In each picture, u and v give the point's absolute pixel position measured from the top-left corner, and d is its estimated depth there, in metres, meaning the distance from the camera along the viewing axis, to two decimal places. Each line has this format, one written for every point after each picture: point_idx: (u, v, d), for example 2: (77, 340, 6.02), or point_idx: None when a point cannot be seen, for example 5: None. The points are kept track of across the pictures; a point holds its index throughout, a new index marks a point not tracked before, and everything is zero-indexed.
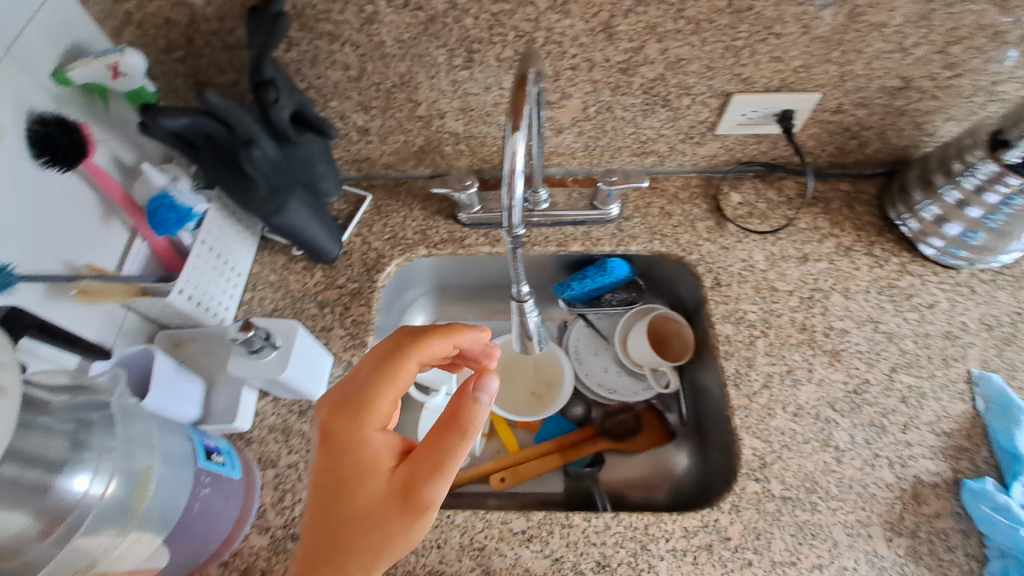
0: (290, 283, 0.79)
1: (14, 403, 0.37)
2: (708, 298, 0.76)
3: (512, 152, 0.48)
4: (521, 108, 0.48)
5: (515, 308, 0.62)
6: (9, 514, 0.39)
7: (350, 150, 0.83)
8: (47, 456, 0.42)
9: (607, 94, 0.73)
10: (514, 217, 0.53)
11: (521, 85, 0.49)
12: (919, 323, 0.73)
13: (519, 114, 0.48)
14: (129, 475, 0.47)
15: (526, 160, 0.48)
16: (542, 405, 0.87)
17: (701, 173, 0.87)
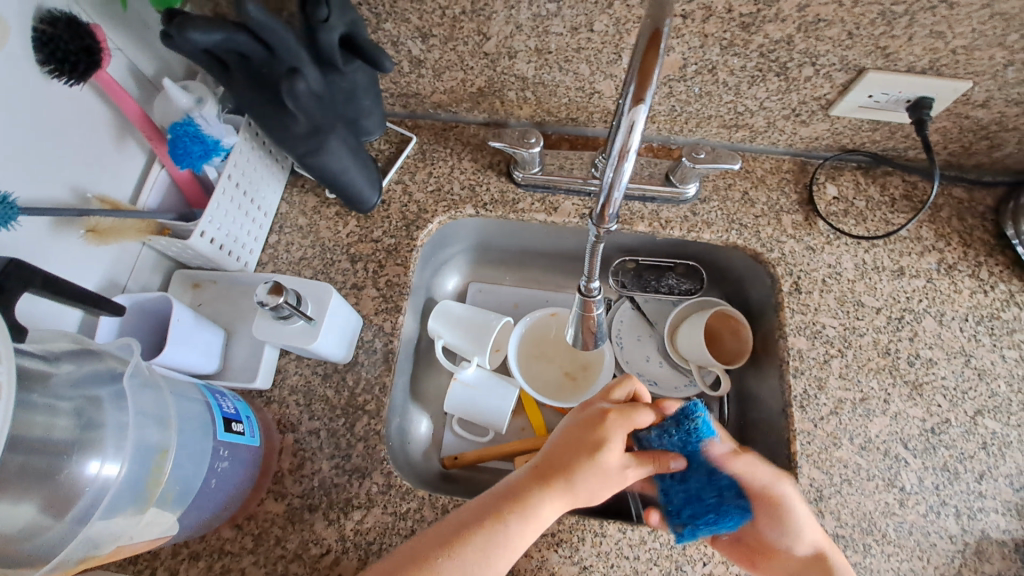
0: (320, 230, 0.72)
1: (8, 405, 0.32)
2: (784, 304, 0.68)
3: (630, 124, 0.41)
4: (649, 74, 0.40)
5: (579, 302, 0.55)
6: (16, 504, 0.36)
7: (398, 82, 0.72)
8: (52, 439, 0.38)
9: (715, 53, 0.61)
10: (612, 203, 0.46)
11: (654, 41, 0.40)
12: (1016, 363, 0.65)
13: (647, 83, 0.40)
14: (141, 457, 0.42)
15: (642, 137, 0.41)
16: (578, 389, 0.80)
17: (794, 155, 0.76)
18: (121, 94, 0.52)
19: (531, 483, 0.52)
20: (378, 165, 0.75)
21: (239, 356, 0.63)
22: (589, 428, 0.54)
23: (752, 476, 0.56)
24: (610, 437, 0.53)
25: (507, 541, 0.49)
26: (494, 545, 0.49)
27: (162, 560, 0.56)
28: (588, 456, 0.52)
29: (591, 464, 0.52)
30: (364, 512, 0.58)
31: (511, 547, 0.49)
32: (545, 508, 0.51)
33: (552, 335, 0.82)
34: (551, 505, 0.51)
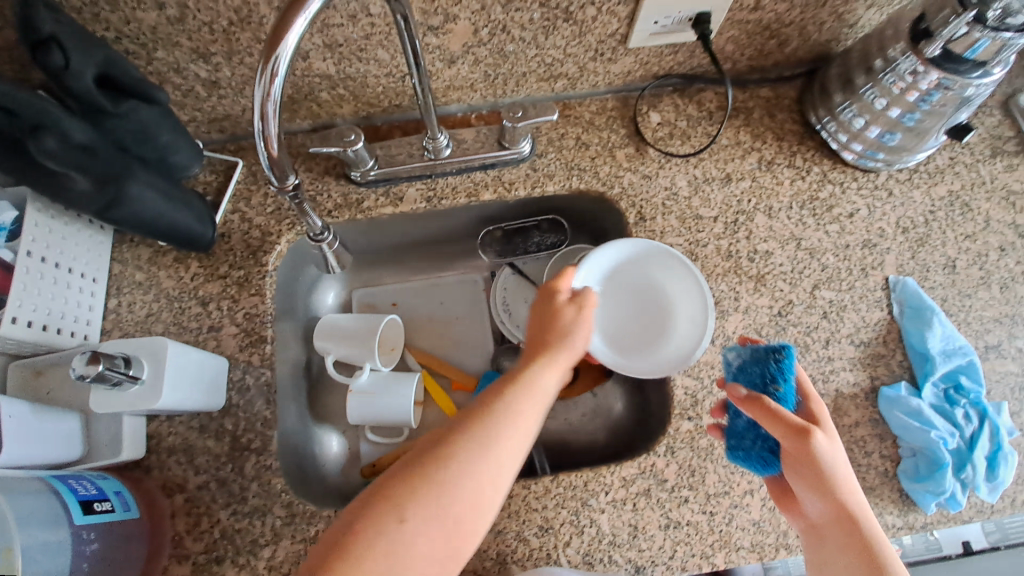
0: (162, 280, 0.68)
1: None
2: (633, 235, 0.71)
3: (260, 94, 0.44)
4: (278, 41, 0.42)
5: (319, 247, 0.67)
6: None
7: (201, 108, 0.69)
8: None
9: (498, 12, 0.62)
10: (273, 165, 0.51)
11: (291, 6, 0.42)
12: (839, 235, 0.72)
13: (279, 48, 0.42)
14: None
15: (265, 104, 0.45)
16: (668, 344, 0.66)
17: (616, 92, 0.79)
18: None
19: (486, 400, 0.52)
20: (208, 199, 0.71)
21: (101, 433, 0.58)
22: (545, 316, 0.59)
23: (784, 421, 0.50)
24: (568, 317, 0.58)
25: (463, 470, 0.48)
26: (428, 489, 0.47)
27: None
28: (561, 325, 0.58)
29: (557, 327, 0.57)
30: (273, 548, 0.57)
31: (421, 511, 0.47)
32: (518, 405, 0.52)
33: (651, 275, 0.69)
34: (509, 420, 0.51)
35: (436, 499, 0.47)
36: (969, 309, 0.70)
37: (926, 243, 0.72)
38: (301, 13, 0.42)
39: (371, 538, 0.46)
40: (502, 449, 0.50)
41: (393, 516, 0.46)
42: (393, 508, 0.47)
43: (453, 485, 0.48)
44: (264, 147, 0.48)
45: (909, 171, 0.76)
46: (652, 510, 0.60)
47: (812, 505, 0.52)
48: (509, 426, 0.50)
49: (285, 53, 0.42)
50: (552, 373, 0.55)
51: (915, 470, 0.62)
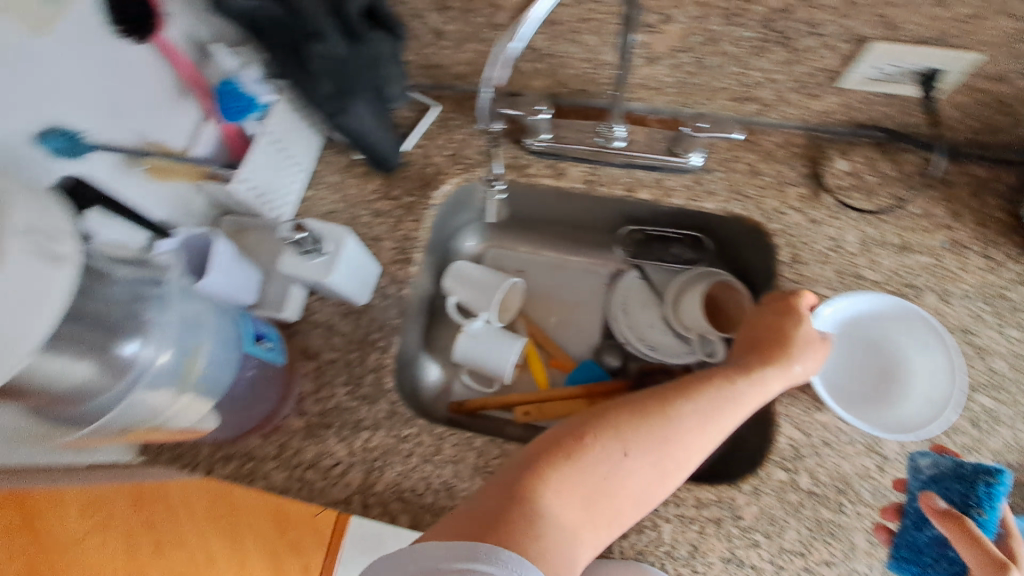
0: (349, 187, 0.80)
1: (70, 273, 0.35)
2: (780, 274, 0.69)
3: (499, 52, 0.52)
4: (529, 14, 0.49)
5: None
6: (77, 364, 0.43)
7: (422, 53, 0.78)
8: (110, 320, 0.45)
9: (716, 23, 0.63)
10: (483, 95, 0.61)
11: None
12: (1021, 343, 0.64)
13: (523, 16, 0.49)
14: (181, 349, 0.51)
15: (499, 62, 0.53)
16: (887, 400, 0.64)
17: (806, 130, 0.76)
18: (176, 55, 0.60)
19: (694, 379, 0.58)
20: (402, 131, 0.82)
21: (273, 292, 0.69)
22: (780, 321, 0.62)
23: (983, 548, 0.46)
24: (800, 325, 0.61)
25: (688, 433, 0.53)
26: (658, 434, 0.53)
27: (203, 458, 0.67)
28: (791, 338, 0.60)
29: (796, 339, 0.60)
30: (371, 433, 0.66)
31: (644, 481, 0.52)
32: (739, 394, 0.57)
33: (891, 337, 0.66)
34: (733, 403, 0.56)
35: (659, 444, 0.52)
36: None
37: None
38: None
39: (598, 464, 0.51)
40: (716, 425, 0.55)
41: (619, 452, 0.51)
42: (620, 441, 0.52)
43: (682, 432, 0.53)
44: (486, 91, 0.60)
45: None
46: (718, 540, 0.59)
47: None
48: (738, 410, 0.56)
49: (528, 24, 0.49)
50: (782, 380, 0.59)
51: None
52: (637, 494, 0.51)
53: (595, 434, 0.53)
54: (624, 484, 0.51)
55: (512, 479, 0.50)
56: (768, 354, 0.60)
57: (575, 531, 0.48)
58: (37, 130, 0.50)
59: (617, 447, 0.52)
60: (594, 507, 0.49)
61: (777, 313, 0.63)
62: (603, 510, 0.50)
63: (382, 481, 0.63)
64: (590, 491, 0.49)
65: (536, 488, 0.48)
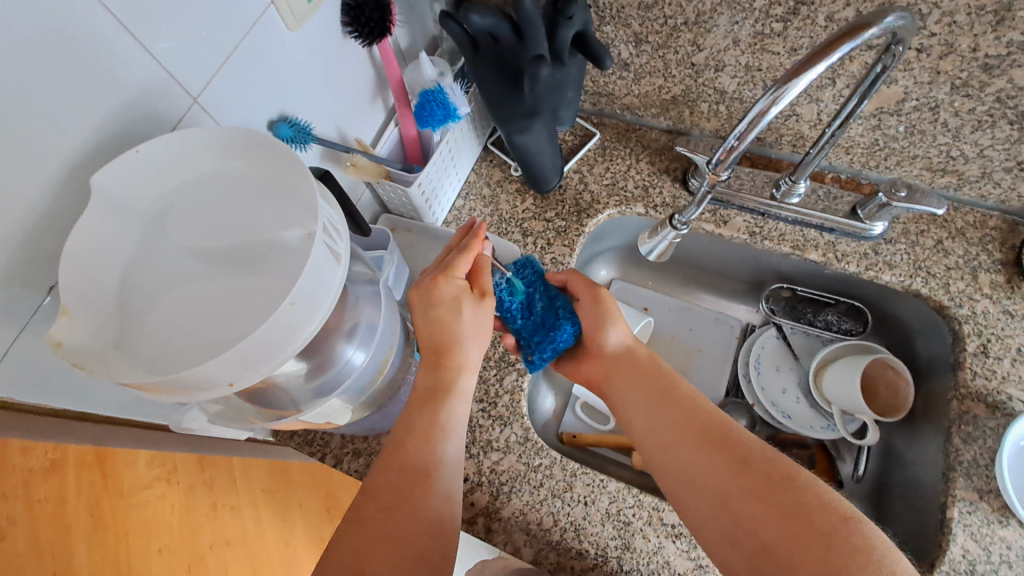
0: (501, 202, 0.80)
1: (343, 271, 0.37)
2: (964, 365, 0.63)
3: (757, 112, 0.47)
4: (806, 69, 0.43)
5: (668, 232, 0.65)
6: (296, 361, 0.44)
7: (598, 81, 0.78)
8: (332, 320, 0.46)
9: (943, 91, 0.59)
10: (727, 157, 0.55)
11: (847, 34, 0.42)
12: None
13: (787, 85, 0.45)
14: (381, 349, 0.52)
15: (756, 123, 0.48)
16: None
17: (1004, 213, 0.70)
18: (391, 59, 0.62)
19: (430, 373, 0.53)
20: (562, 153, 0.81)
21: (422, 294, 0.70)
22: (432, 307, 0.53)
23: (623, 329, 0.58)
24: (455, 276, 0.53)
25: (441, 423, 0.50)
26: (429, 426, 0.50)
27: (332, 448, 0.65)
28: (443, 316, 0.52)
29: (444, 305, 0.52)
30: (501, 455, 0.64)
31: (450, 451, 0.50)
32: (457, 385, 0.52)
33: None
34: (456, 398, 0.52)
35: (421, 435, 0.49)
36: None
37: None
38: (824, 59, 0.43)
39: (404, 457, 0.48)
40: (444, 419, 0.50)
41: (422, 437, 0.49)
42: (408, 429, 0.50)
43: (450, 425, 0.50)
44: (726, 151, 0.54)
45: None
46: None
47: (650, 440, 0.52)
48: (455, 413, 0.51)
49: (789, 92, 0.45)
50: (467, 375, 0.53)
51: None
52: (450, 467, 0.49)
53: (414, 427, 0.50)
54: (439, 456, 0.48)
55: (396, 440, 0.49)
56: (436, 351, 0.53)
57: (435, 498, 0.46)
58: (271, 119, 0.53)
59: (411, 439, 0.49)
60: (381, 512, 0.45)
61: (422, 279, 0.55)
62: (390, 526, 0.44)
63: (509, 507, 0.61)
64: (393, 486, 0.46)
65: (395, 465, 0.47)
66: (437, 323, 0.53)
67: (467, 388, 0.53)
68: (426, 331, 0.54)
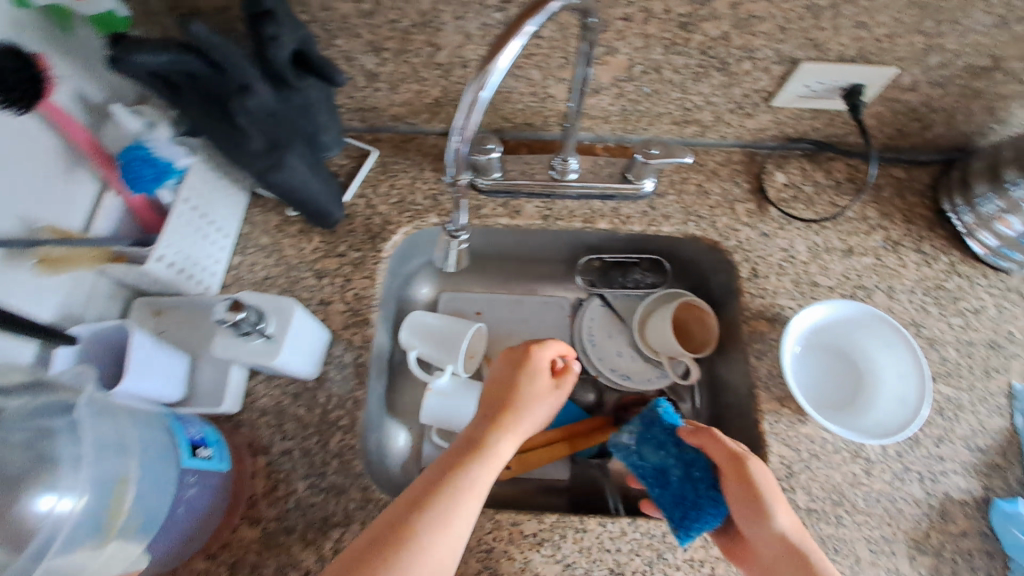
0: (284, 248, 0.71)
1: None
2: (744, 290, 0.70)
3: (467, 106, 0.45)
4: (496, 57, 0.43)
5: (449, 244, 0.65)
6: None
7: (354, 97, 0.72)
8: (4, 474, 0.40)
9: (658, 52, 0.63)
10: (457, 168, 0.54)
11: (527, 14, 0.43)
12: (964, 331, 0.69)
13: (490, 66, 0.43)
14: (101, 481, 0.44)
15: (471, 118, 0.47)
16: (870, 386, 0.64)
17: (743, 147, 0.79)
18: (69, 121, 0.53)
19: (485, 427, 0.55)
20: (339, 179, 0.75)
21: (203, 381, 0.61)
22: (512, 370, 0.61)
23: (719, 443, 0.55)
24: (536, 359, 0.61)
25: (469, 485, 0.49)
26: (449, 497, 0.48)
27: None
28: (526, 395, 0.59)
29: (526, 384, 0.59)
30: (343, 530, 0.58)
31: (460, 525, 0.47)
32: (501, 447, 0.54)
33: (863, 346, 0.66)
34: (489, 464, 0.52)
35: (443, 509, 0.47)
36: None
37: None
38: (517, 35, 0.43)
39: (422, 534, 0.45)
40: (472, 488, 0.49)
41: (441, 523, 0.46)
42: (429, 498, 0.48)
43: (474, 482, 0.50)
44: (455, 147, 0.51)
45: None
46: None
47: (760, 557, 0.53)
48: (483, 475, 0.50)
49: (495, 73, 0.44)
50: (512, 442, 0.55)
51: None
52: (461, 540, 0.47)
53: (434, 498, 0.48)
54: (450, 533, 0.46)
55: (403, 507, 0.47)
56: (501, 413, 0.57)
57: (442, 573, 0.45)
58: None
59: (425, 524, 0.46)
60: None
61: (501, 366, 0.62)
62: None
63: None
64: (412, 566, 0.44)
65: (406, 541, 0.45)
66: (506, 387, 0.60)
67: (503, 457, 0.54)
68: (492, 396, 0.59)
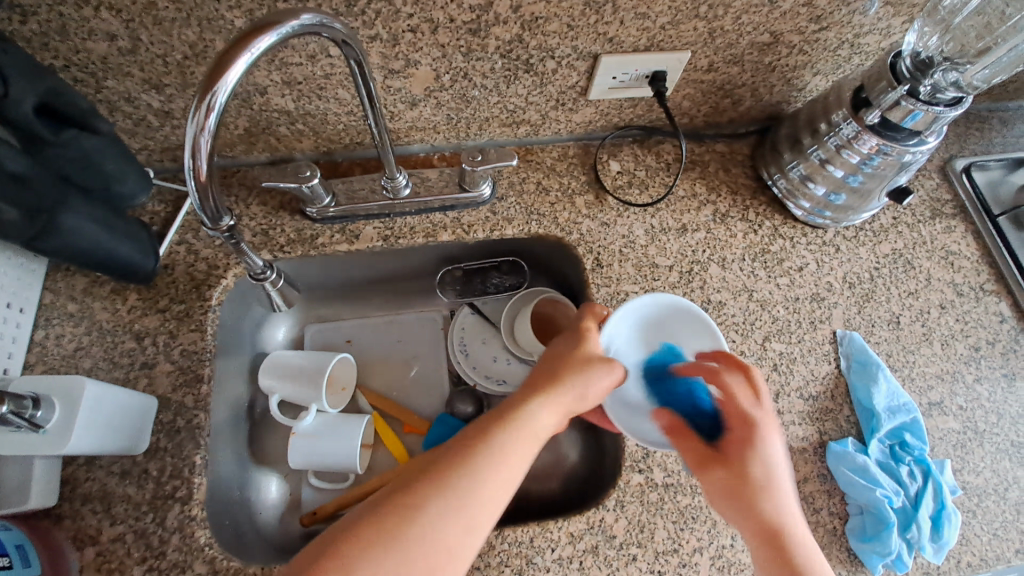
0: (96, 312, 0.65)
1: None
2: (590, 282, 0.72)
3: (195, 128, 0.41)
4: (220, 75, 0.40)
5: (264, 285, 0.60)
6: None
7: (154, 137, 0.67)
8: None
9: (459, 60, 0.63)
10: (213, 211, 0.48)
11: (258, 30, 0.41)
12: (790, 289, 0.74)
13: (217, 83, 0.40)
14: None
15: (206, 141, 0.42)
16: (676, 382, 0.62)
17: (578, 140, 0.80)
18: None
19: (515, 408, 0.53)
20: (153, 229, 0.69)
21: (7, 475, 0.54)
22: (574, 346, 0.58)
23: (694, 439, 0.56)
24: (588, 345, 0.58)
25: (437, 509, 0.46)
26: (405, 524, 0.44)
27: None
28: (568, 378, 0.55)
29: (574, 364, 0.56)
30: None
31: (472, 511, 0.46)
32: (535, 430, 0.52)
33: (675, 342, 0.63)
34: (487, 468, 0.48)
35: (395, 532, 0.44)
36: (912, 365, 0.71)
37: (871, 299, 0.74)
38: (246, 50, 0.40)
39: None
40: (446, 507, 0.46)
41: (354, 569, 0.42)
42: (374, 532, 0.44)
43: (430, 513, 0.45)
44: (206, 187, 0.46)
45: (855, 229, 0.79)
46: (599, 570, 0.58)
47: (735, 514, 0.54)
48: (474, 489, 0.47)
49: (223, 92, 0.40)
50: (550, 422, 0.53)
51: (861, 528, 0.61)
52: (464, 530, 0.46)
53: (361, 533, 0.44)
54: (443, 519, 0.45)
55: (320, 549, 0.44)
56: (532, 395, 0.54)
57: None
58: None
59: (348, 557, 0.43)
60: None
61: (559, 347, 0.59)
62: None
63: None
64: None
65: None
66: (565, 354, 0.58)
67: (543, 428, 0.53)
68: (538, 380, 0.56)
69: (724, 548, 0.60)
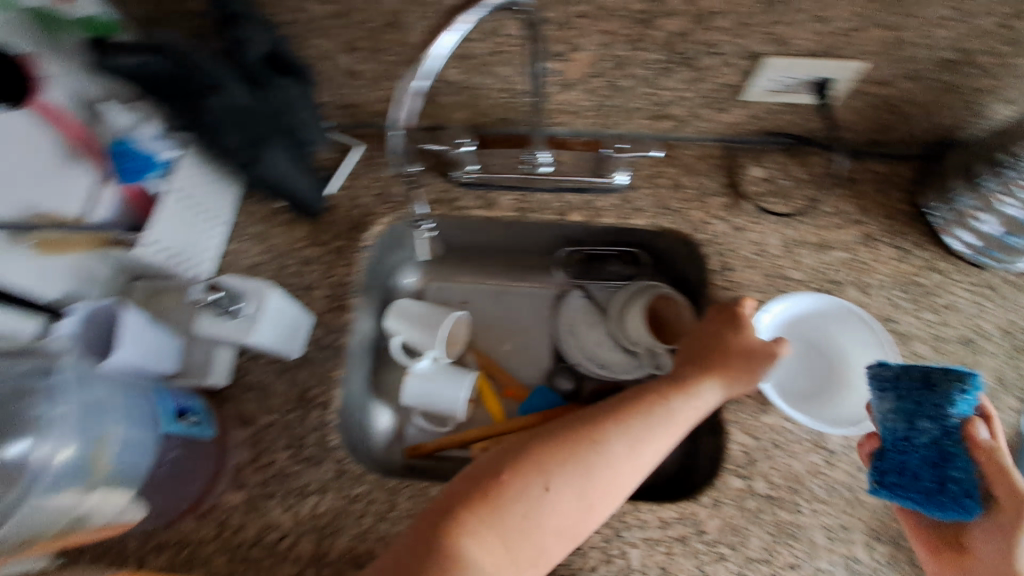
0: (274, 236, 0.76)
1: None
2: (713, 282, 0.71)
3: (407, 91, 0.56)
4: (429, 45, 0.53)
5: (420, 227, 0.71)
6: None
7: (339, 94, 0.77)
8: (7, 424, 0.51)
9: (622, 49, 0.65)
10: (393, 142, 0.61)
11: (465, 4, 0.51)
12: (938, 326, 0.68)
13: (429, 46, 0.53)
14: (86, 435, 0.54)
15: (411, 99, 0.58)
16: (824, 410, 0.65)
17: (722, 142, 0.80)
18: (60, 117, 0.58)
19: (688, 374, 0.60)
20: (326, 174, 0.79)
21: (193, 354, 0.66)
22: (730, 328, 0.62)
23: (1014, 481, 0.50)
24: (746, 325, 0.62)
25: (624, 447, 0.52)
26: (592, 452, 0.51)
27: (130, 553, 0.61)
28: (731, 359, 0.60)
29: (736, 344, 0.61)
30: (319, 498, 0.61)
31: (639, 464, 0.52)
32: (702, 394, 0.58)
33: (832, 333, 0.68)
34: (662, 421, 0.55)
35: (585, 466, 0.50)
36: None
37: None
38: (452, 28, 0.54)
39: (514, 500, 0.48)
40: (633, 445, 0.52)
41: (537, 488, 0.49)
42: (556, 460, 0.50)
43: (614, 451, 0.52)
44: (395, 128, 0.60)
45: None
46: (686, 559, 0.58)
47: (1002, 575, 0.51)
48: (660, 430, 0.54)
49: (432, 61, 0.54)
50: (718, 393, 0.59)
51: None
52: (633, 471, 0.52)
53: (555, 449, 0.51)
54: (619, 463, 0.51)
55: (520, 458, 0.51)
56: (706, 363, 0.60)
57: (553, 519, 0.48)
58: None
59: (537, 478, 0.49)
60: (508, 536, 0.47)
61: (716, 325, 0.63)
62: (516, 539, 0.47)
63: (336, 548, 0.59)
64: (535, 513, 0.48)
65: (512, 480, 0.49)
66: (720, 340, 0.62)
67: (706, 407, 0.58)
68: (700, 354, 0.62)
69: (820, 572, 0.58)
